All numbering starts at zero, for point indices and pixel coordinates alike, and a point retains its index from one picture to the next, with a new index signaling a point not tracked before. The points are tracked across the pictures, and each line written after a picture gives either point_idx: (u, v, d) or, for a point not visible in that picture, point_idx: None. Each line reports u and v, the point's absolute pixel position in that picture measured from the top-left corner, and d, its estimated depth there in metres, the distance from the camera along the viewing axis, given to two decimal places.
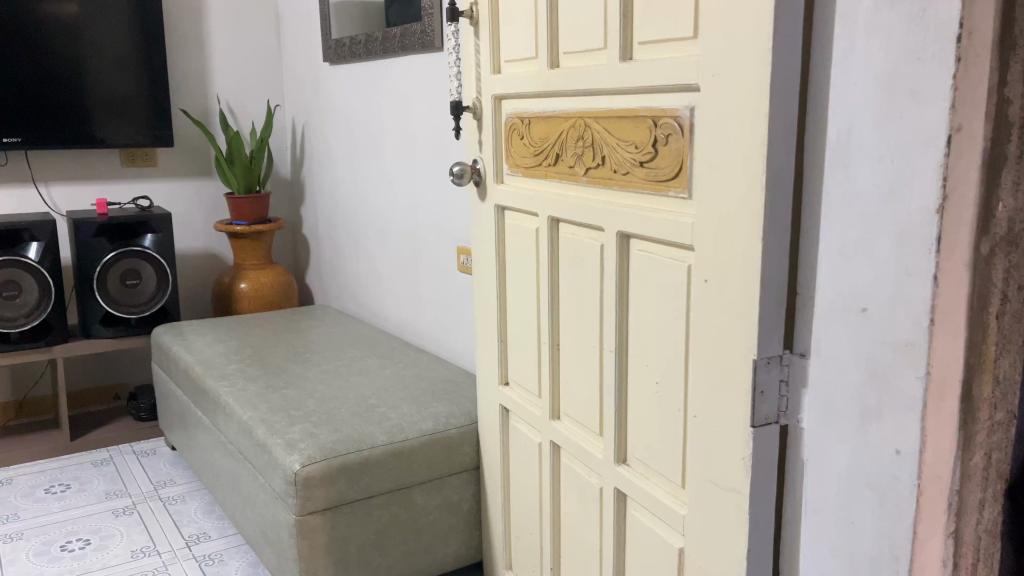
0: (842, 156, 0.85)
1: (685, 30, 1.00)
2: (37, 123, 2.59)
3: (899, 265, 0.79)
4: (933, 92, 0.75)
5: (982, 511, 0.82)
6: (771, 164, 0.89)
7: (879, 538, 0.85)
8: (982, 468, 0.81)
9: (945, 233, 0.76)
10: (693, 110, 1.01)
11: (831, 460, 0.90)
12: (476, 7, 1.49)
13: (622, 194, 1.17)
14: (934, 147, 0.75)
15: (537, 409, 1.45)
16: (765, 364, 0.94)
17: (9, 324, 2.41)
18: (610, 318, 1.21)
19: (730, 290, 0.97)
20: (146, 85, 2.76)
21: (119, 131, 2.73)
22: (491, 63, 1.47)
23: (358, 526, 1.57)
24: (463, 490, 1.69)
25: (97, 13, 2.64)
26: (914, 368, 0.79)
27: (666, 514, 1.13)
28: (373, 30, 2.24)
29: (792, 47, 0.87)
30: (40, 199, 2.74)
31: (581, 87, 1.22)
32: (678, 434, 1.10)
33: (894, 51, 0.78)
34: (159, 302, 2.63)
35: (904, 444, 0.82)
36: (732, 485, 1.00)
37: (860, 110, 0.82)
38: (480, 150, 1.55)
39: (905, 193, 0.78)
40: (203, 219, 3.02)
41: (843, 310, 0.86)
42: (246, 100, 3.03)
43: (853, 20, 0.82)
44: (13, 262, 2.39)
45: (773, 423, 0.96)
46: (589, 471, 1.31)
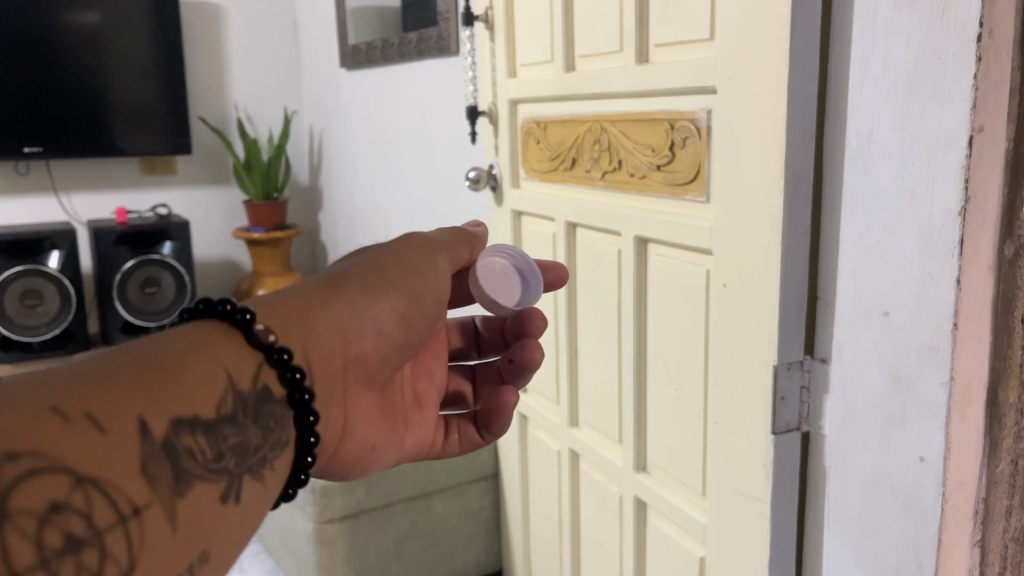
0: (863, 158, 0.83)
1: (702, 32, 0.99)
2: (57, 134, 2.62)
3: (923, 268, 0.78)
4: (954, 92, 0.73)
5: (1010, 518, 0.82)
6: (790, 167, 0.88)
7: (903, 547, 0.84)
8: (1008, 475, 0.81)
9: (967, 236, 0.74)
10: (709, 114, 1.00)
11: (853, 467, 0.89)
12: (491, 11, 1.49)
13: (640, 198, 1.16)
14: (956, 148, 0.74)
15: (555, 415, 1.45)
16: (785, 370, 0.93)
17: (31, 333, 2.43)
18: (628, 321, 1.20)
19: (750, 294, 0.95)
20: (166, 93, 2.78)
21: (140, 141, 2.76)
22: (507, 67, 1.47)
23: (377, 534, 1.60)
24: (483, 497, 1.70)
25: (118, 22, 2.66)
26: (938, 374, 0.78)
27: (686, 523, 1.12)
28: (390, 35, 2.23)
29: (810, 46, 0.86)
30: (61, 208, 2.78)
31: (598, 90, 1.21)
32: (698, 440, 1.08)
33: (916, 50, 0.76)
34: (178, 309, 2.63)
35: (929, 451, 0.80)
36: (754, 492, 0.99)
37: (881, 111, 0.80)
38: (496, 155, 1.54)
39: (926, 196, 0.77)
40: (222, 226, 3.04)
41: (865, 315, 0.85)
42: (264, 107, 3.05)
43: (873, 19, 0.80)
44: (34, 272, 2.42)
45: (794, 430, 0.95)
46: (608, 479, 1.31)
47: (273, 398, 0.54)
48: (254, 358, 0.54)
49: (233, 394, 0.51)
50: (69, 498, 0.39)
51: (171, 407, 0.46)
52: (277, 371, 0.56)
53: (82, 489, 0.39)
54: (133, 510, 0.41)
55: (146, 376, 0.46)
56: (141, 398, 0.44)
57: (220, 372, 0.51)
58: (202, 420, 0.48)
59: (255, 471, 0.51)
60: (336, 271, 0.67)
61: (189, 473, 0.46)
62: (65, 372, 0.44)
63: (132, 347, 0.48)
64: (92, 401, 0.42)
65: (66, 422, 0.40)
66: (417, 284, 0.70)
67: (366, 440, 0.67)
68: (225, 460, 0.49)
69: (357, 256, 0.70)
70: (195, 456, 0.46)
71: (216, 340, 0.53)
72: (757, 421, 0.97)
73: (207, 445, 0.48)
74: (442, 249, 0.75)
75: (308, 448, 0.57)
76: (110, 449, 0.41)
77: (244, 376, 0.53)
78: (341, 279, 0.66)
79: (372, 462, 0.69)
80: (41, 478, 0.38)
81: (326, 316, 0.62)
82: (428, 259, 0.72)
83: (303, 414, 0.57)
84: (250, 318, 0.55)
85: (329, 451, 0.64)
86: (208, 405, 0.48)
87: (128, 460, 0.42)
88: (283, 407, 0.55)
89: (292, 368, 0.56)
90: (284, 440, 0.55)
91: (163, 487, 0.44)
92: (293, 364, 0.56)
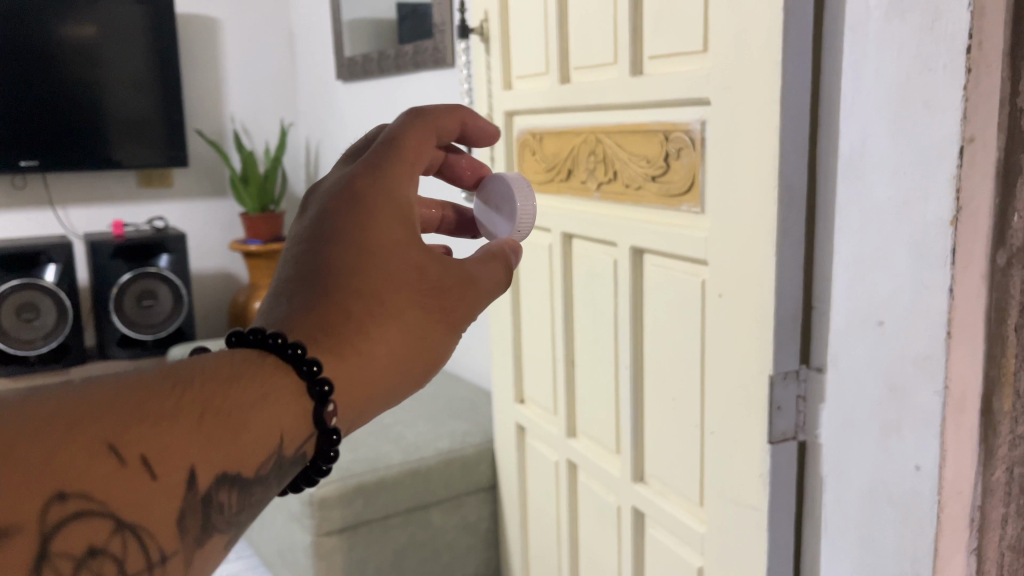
0: (856, 168, 0.84)
1: (695, 44, 1.00)
2: (54, 148, 2.62)
3: (917, 278, 0.78)
4: (945, 102, 0.74)
5: (1006, 527, 0.83)
6: (784, 177, 0.89)
7: (900, 556, 0.84)
8: (1004, 483, 0.82)
9: (960, 245, 0.75)
10: (703, 125, 1.00)
11: (850, 476, 0.90)
12: (486, 23, 1.50)
13: (635, 210, 1.17)
14: (947, 159, 0.74)
15: (553, 426, 1.45)
16: (781, 379, 0.93)
17: (27, 347, 2.42)
18: (625, 330, 1.20)
19: (745, 304, 0.96)
20: (162, 106, 2.78)
21: (136, 153, 2.76)
22: (503, 79, 1.48)
23: (375, 546, 1.59)
24: (481, 509, 1.70)
25: (114, 35, 2.67)
26: (933, 383, 0.78)
27: (684, 532, 1.12)
28: (386, 47, 2.24)
29: (802, 57, 0.87)
30: (57, 221, 2.78)
31: (592, 102, 1.22)
32: (695, 451, 1.09)
33: (907, 62, 0.77)
34: (175, 322, 2.63)
35: (925, 460, 0.81)
36: (751, 502, 0.99)
37: (873, 122, 0.81)
38: (492, 165, 1.55)
39: (919, 206, 0.78)
40: (218, 238, 3.05)
41: (860, 324, 0.86)
42: (260, 119, 3.05)
43: (864, 31, 0.81)
44: (30, 286, 2.41)
45: (790, 439, 0.96)
46: (606, 489, 1.31)
47: (301, 463, 0.52)
48: (308, 427, 0.51)
49: (278, 457, 0.50)
50: (106, 542, 0.42)
51: (223, 460, 0.46)
52: (320, 441, 0.52)
53: (122, 534, 0.42)
54: (160, 558, 0.44)
55: (206, 424, 0.46)
56: (193, 447, 0.45)
57: (278, 432, 0.49)
58: (242, 476, 0.48)
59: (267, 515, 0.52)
60: (393, 333, 0.56)
61: (214, 524, 0.47)
62: (134, 398, 0.45)
63: (205, 384, 0.48)
64: (150, 447, 0.43)
65: (119, 464, 0.42)
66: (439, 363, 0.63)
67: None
68: (248, 512, 0.49)
69: (417, 310, 0.58)
70: (223, 508, 0.47)
71: (282, 394, 0.50)
72: (753, 429, 0.97)
73: (237, 499, 0.48)
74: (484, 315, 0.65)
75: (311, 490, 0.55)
76: (154, 496, 0.43)
77: (296, 441, 0.51)
78: (399, 364, 0.56)
79: None
80: (85, 521, 0.41)
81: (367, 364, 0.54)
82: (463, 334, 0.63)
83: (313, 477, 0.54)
84: (327, 393, 0.51)
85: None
86: (254, 462, 0.48)
87: (168, 510, 0.44)
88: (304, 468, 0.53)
89: (333, 450, 0.52)
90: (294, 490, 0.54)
91: (189, 536, 0.46)
92: (338, 448, 0.53)
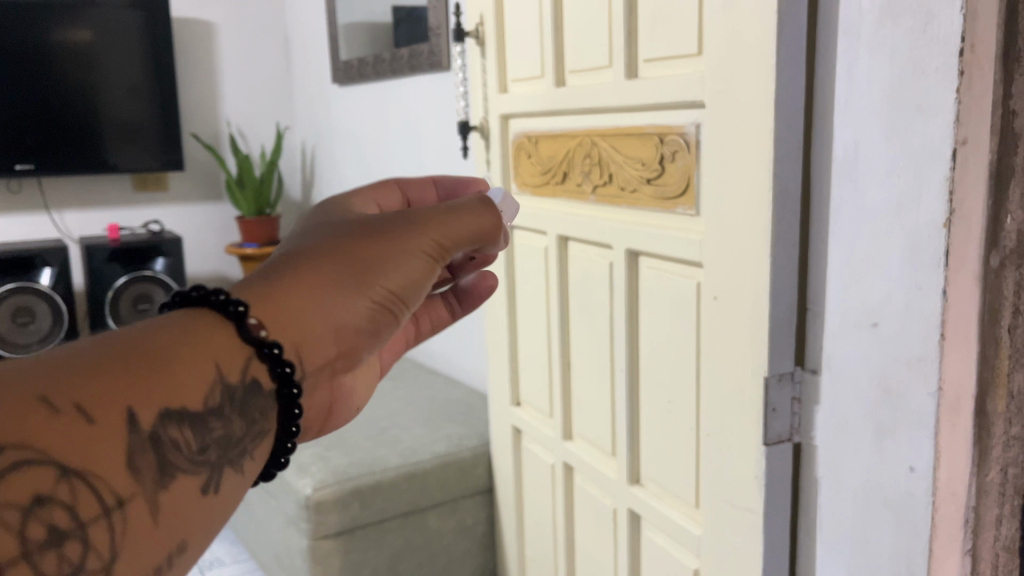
0: (849, 171, 0.85)
1: (690, 47, 1.01)
2: (49, 151, 2.62)
3: (911, 279, 0.79)
4: (937, 106, 0.74)
5: (1000, 528, 0.83)
6: (777, 179, 0.89)
7: (896, 556, 0.85)
8: (998, 484, 0.83)
9: (953, 247, 0.76)
10: (698, 127, 1.01)
11: (845, 478, 0.90)
12: (482, 27, 1.51)
13: (630, 213, 1.17)
14: (940, 161, 0.75)
15: (548, 429, 1.45)
16: (776, 382, 0.94)
17: (22, 350, 2.42)
18: (621, 333, 1.20)
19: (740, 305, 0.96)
20: (158, 109, 2.78)
21: (132, 157, 2.76)
22: (498, 82, 1.48)
23: (371, 550, 1.59)
24: (477, 512, 1.70)
25: (109, 38, 2.67)
26: (927, 384, 0.79)
27: (679, 535, 1.13)
28: (382, 51, 2.24)
29: (795, 60, 0.87)
30: (53, 225, 2.78)
31: (587, 105, 1.22)
32: (691, 454, 1.09)
33: (899, 65, 0.77)
34: None
35: (918, 461, 0.81)
36: (746, 504, 0.99)
37: (866, 125, 0.82)
38: (488, 168, 1.55)
39: (912, 208, 0.78)
40: (214, 242, 3.05)
41: (855, 326, 0.86)
42: (257, 123, 3.05)
43: (857, 35, 0.82)
44: (26, 290, 2.41)
45: (785, 441, 0.96)
46: (602, 492, 1.31)
47: (260, 393, 0.52)
48: (244, 351, 0.51)
49: (221, 387, 0.49)
50: (54, 489, 0.39)
51: (162, 396, 0.45)
52: (268, 363, 0.52)
53: (69, 480, 0.40)
54: (118, 501, 0.42)
55: (135, 364, 0.45)
56: (127, 385, 0.44)
57: (211, 362, 0.49)
58: (190, 412, 0.47)
59: (236, 462, 0.50)
60: (330, 262, 0.58)
61: (173, 465, 0.45)
62: (54, 361, 0.43)
63: (122, 334, 0.47)
64: (80, 391, 0.42)
65: (53, 412, 0.41)
66: (414, 297, 0.63)
67: (342, 411, 0.68)
68: (208, 452, 0.48)
69: (355, 245, 0.60)
70: (178, 447, 0.46)
71: (207, 331, 0.50)
72: (748, 431, 0.97)
73: (192, 438, 0.47)
74: (456, 245, 0.65)
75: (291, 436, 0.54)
76: (98, 438, 0.42)
77: (236, 370, 0.50)
78: (331, 294, 0.57)
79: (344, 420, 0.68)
80: (25, 470, 0.39)
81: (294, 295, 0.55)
82: (431, 267, 0.63)
83: (288, 408, 0.54)
84: (243, 310, 0.51)
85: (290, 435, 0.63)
86: (197, 396, 0.47)
87: (115, 450, 0.42)
88: (269, 400, 0.53)
89: (285, 365, 0.52)
90: (264, 431, 0.53)
91: (148, 478, 0.44)
92: (284, 361, 0.52)
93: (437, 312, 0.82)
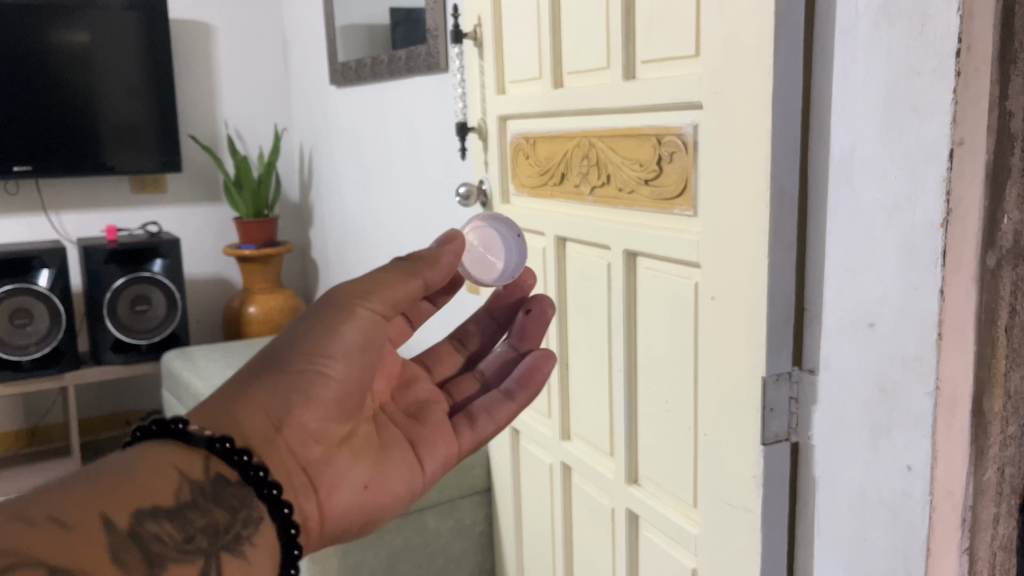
0: (846, 172, 0.85)
1: (687, 49, 1.01)
2: (46, 153, 2.61)
3: (908, 280, 0.79)
4: (934, 106, 0.74)
5: (998, 527, 0.84)
6: (775, 181, 0.89)
7: (893, 556, 0.85)
8: (995, 484, 0.84)
9: (950, 248, 0.76)
10: (696, 129, 1.01)
11: (841, 478, 0.91)
12: (480, 28, 1.51)
13: (629, 213, 1.17)
14: (937, 162, 0.75)
15: (546, 429, 1.46)
16: (774, 381, 0.94)
17: (21, 352, 2.41)
18: (619, 333, 1.21)
19: (738, 305, 0.96)
20: (156, 111, 2.78)
21: (130, 158, 2.76)
22: (496, 83, 1.48)
23: (370, 550, 1.59)
24: (475, 513, 1.70)
25: (106, 40, 2.67)
26: (923, 384, 0.79)
27: (677, 534, 1.13)
28: (379, 52, 2.25)
29: (792, 62, 0.88)
30: (50, 226, 2.78)
31: (585, 106, 1.22)
32: (688, 453, 1.09)
33: (895, 67, 0.78)
34: (169, 326, 2.63)
35: (915, 460, 0.81)
36: (743, 503, 0.99)
37: (863, 126, 0.82)
38: (486, 169, 1.55)
39: (909, 209, 0.78)
40: (212, 243, 3.05)
41: (851, 326, 0.86)
42: (254, 124, 3.06)
43: (853, 36, 0.82)
44: (23, 291, 2.40)
45: (783, 441, 0.96)
46: (600, 491, 1.31)
47: (229, 484, 0.58)
48: (199, 454, 0.58)
49: (188, 484, 0.56)
50: None
51: (129, 502, 0.52)
52: (225, 459, 0.59)
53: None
54: None
55: (101, 485, 0.52)
56: (95, 500, 0.51)
57: (171, 469, 0.56)
58: (161, 509, 0.53)
59: (232, 547, 0.55)
60: (263, 362, 0.67)
61: (158, 554, 0.51)
62: (30, 494, 0.50)
63: (91, 468, 0.54)
64: (52, 508, 0.49)
65: (31, 524, 0.47)
66: (338, 346, 0.68)
67: (378, 510, 0.70)
68: (195, 540, 0.54)
69: (285, 340, 0.69)
70: (161, 540, 0.52)
71: (164, 451, 0.58)
72: (746, 430, 0.97)
73: (173, 530, 0.53)
74: (369, 291, 0.71)
75: (289, 519, 0.59)
76: (75, 541, 0.48)
77: (198, 469, 0.57)
78: (264, 384, 0.65)
79: (376, 511, 0.70)
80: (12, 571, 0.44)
81: (234, 395, 0.64)
82: (362, 325, 0.70)
83: (265, 489, 0.59)
84: (182, 425, 0.59)
85: (310, 538, 0.65)
86: (165, 497, 0.54)
87: (96, 549, 0.48)
88: (245, 490, 0.58)
89: (238, 452, 0.59)
90: (256, 517, 0.58)
91: (134, 567, 0.49)
92: (234, 444, 0.59)
93: (490, 397, 0.81)
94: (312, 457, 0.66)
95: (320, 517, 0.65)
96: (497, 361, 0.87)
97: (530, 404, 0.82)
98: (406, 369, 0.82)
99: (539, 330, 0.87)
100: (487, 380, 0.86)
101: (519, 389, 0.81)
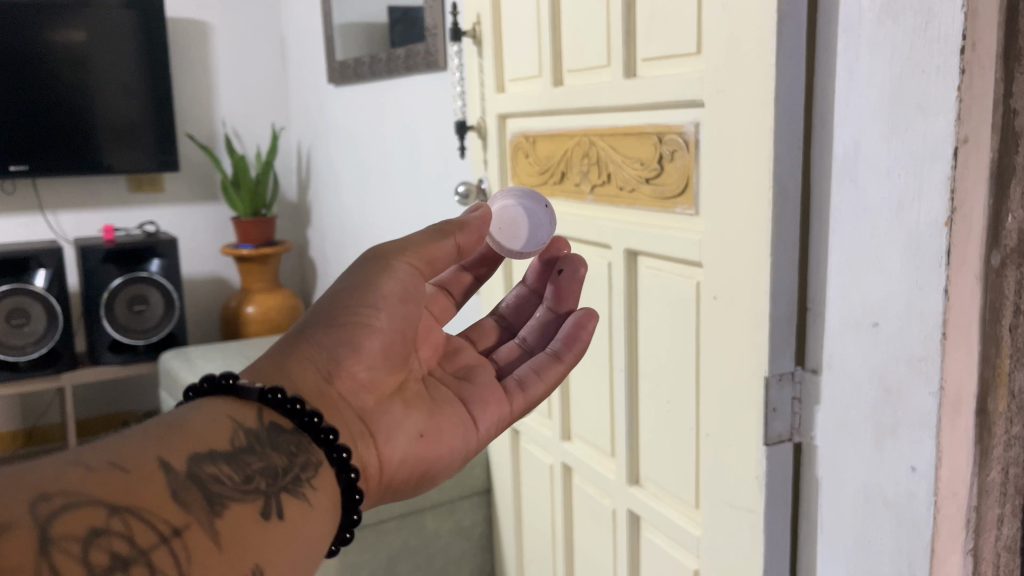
0: (850, 170, 0.85)
1: (689, 47, 1.00)
2: (43, 152, 2.60)
3: (911, 279, 0.78)
4: (938, 104, 0.74)
5: (1001, 528, 0.84)
6: (778, 179, 0.89)
7: (897, 557, 0.84)
8: (999, 483, 0.83)
9: (955, 246, 0.75)
10: (698, 127, 1.00)
11: (844, 478, 0.90)
12: (479, 26, 1.51)
13: (630, 212, 1.17)
14: (942, 160, 0.74)
15: (547, 429, 1.45)
16: (776, 381, 0.93)
17: (17, 353, 2.40)
18: (620, 333, 1.20)
19: (740, 305, 0.95)
20: (152, 110, 2.77)
21: (127, 157, 2.75)
22: (496, 81, 1.47)
23: (369, 552, 1.58)
24: (475, 514, 1.70)
25: (102, 38, 2.65)
26: (927, 384, 0.78)
27: (678, 534, 1.12)
28: (378, 51, 2.23)
29: (795, 59, 0.87)
30: (47, 226, 2.77)
31: (585, 105, 1.21)
32: (690, 453, 1.08)
33: (899, 64, 0.77)
34: (166, 327, 2.62)
35: (920, 461, 0.80)
36: (745, 504, 0.99)
37: (867, 124, 0.81)
38: (485, 168, 1.54)
39: (914, 208, 0.78)
40: (209, 243, 3.04)
41: (855, 325, 0.86)
42: (252, 123, 3.05)
43: (857, 33, 0.82)
44: (21, 291, 2.39)
45: (786, 441, 0.96)
46: (600, 492, 1.31)
47: (283, 431, 0.57)
48: (251, 405, 0.58)
49: (242, 431, 0.55)
50: (107, 524, 0.44)
51: (185, 448, 0.51)
52: (277, 409, 0.58)
53: (119, 516, 0.45)
54: (173, 531, 0.46)
55: (156, 433, 0.52)
56: (151, 446, 0.50)
57: (224, 418, 0.56)
58: (219, 453, 0.53)
59: (292, 489, 0.54)
60: (308, 321, 0.67)
61: (220, 495, 0.50)
62: (85, 446, 0.50)
63: (144, 422, 0.54)
64: (109, 456, 0.48)
65: (88, 470, 0.46)
66: (379, 296, 0.67)
67: (435, 458, 0.70)
68: (254, 481, 0.53)
69: (326, 298, 0.68)
70: (221, 481, 0.51)
71: (216, 403, 0.57)
72: (748, 430, 0.96)
73: (233, 472, 0.52)
74: (405, 246, 0.70)
75: (347, 464, 0.59)
76: (134, 483, 0.47)
77: (251, 418, 0.57)
78: (311, 339, 0.65)
79: (433, 461, 0.69)
80: (74, 510, 0.43)
81: (284, 353, 0.63)
82: (401, 278, 0.69)
83: (322, 435, 0.58)
84: (231, 378, 0.59)
85: (371, 486, 0.65)
86: (221, 442, 0.54)
87: (157, 491, 0.47)
88: (302, 437, 0.58)
89: (290, 401, 0.58)
90: (315, 462, 0.57)
91: (197, 508, 0.48)
92: (288, 393, 0.58)
93: (538, 359, 0.80)
94: (365, 406, 0.65)
95: (378, 465, 0.65)
96: (537, 326, 0.84)
97: (578, 362, 0.80)
98: (450, 339, 0.81)
99: (575, 288, 0.84)
100: (530, 346, 0.84)
101: (565, 348, 0.80)
